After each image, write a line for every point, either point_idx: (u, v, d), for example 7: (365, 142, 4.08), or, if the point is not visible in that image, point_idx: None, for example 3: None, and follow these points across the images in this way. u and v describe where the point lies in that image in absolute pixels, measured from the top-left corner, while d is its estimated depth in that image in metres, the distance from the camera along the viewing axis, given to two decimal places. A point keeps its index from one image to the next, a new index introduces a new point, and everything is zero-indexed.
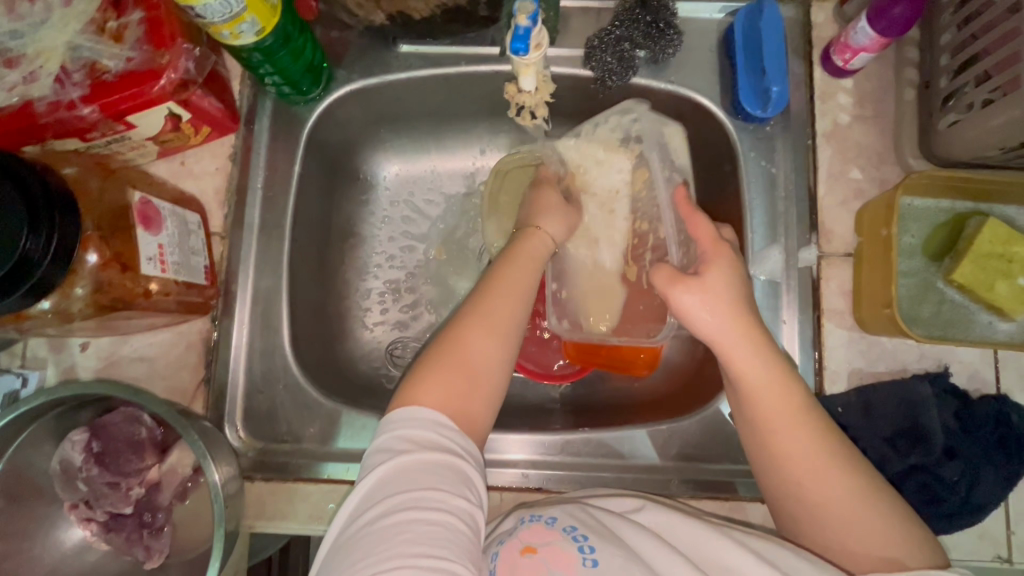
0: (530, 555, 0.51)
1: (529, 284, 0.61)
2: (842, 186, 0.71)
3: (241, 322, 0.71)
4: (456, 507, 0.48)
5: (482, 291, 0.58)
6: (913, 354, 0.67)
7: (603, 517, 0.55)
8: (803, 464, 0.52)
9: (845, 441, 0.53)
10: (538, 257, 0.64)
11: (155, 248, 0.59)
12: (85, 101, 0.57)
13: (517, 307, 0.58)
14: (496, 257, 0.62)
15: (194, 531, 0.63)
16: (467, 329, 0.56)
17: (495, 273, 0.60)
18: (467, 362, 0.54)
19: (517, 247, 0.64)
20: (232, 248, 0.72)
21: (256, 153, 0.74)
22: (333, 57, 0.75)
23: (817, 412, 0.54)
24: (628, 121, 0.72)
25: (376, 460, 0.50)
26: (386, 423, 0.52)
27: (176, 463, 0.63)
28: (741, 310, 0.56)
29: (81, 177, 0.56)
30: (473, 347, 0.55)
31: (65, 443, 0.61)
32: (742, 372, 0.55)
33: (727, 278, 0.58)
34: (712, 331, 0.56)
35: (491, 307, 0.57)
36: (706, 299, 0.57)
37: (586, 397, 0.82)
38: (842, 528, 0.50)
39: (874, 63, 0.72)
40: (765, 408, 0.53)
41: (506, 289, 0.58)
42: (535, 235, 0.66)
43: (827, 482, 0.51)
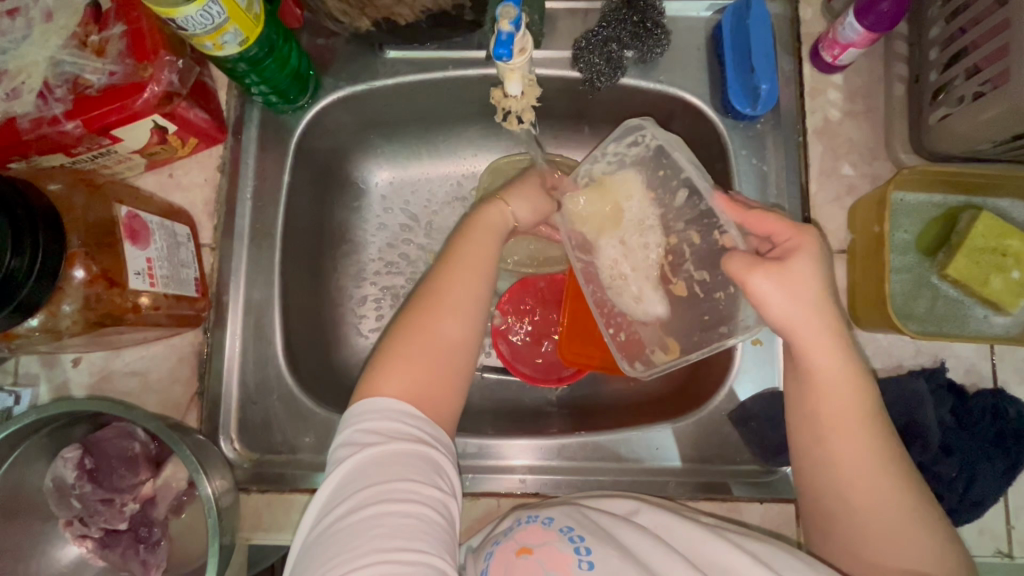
0: (525, 556, 0.51)
1: (489, 276, 0.60)
2: (834, 183, 0.70)
3: (234, 333, 0.71)
4: (428, 496, 0.49)
5: (436, 285, 0.58)
6: (908, 349, 0.67)
7: (601, 519, 0.55)
8: (850, 456, 0.52)
9: (892, 437, 0.53)
10: (497, 244, 0.62)
11: (143, 262, 0.58)
12: (68, 117, 0.56)
13: (477, 292, 0.58)
14: (456, 246, 0.61)
15: (189, 545, 0.63)
16: (430, 326, 0.55)
17: (454, 264, 0.59)
18: (426, 356, 0.54)
19: (479, 231, 0.62)
20: (223, 259, 0.72)
21: (244, 164, 0.73)
22: (320, 64, 0.74)
23: (876, 408, 0.53)
24: (626, 146, 0.64)
25: (341, 456, 0.51)
26: (348, 420, 0.53)
27: (170, 477, 0.63)
28: (823, 303, 0.53)
29: (66, 193, 0.55)
30: (435, 339, 0.55)
31: (57, 461, 0.61)
32: (813, 354, 0.53)
33: (812, 269, 0.54)
34: (788, 315, 0.53)
35: (451, 301, 0.57)
36: (788, 287, 0.53)
37: (582, 399, 0.81)
38: (877, 525, 0.50)
39: (863, 57, 0.72)
40: (824, 390, 0.53)
41: (466, 282, 0.58)
42: (498, 219, 0.64)
43: (866, 473, 0.51)
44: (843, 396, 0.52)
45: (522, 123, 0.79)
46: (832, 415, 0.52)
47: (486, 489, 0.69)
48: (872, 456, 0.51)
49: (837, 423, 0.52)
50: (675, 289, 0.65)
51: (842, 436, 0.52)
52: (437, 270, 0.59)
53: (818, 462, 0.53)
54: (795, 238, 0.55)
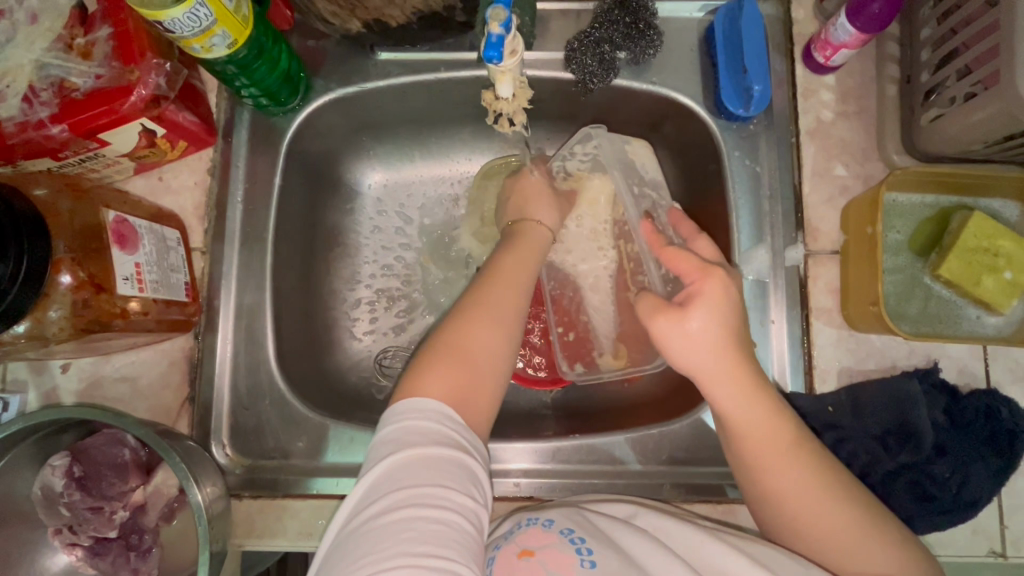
0: (527, 558, 0.51)
1: (530, 290, 0.61)
2: (827, 183, 0.70)
3: (225, 338, 0.70)
4: (461, 504, 0.48)
5: (481, 293, 0.58)
6: (901, 350, 0.67)
7: (600, 521, 0.55)
8: (792, 491, 0.51)
9: (822, 456, 0.53)
10: (539, 257, 0.65)
11: (131, 267, 0.58)
12: (54, 121, 0.56)
13: (520, 304, 0.59)
14: (500, 258, 0.63)
15: (180, 553, 0.62)
16: (469, 335, 0.55)
17: (500, 275, 0.60)
18: (470, 363, 0.54)
19: (523, 250, 0.64)
20: (214, 263, 0.71)
21: (235, 167, 0.73)
22: (310, 66, 0.74)
23: (800, 432, 0.53)
24: (590, 148, 0.73)
25: (379, 455, 0.50)
26: (389, 417, 0.52)
27: (161, 484, 0.63)
28: (729, 343, 0.54)
29: (52, 198, 0.55)
30: (475, 349, 0.55)
31: (46, 469, 0.60)
32: (721, 397, 0.54)
33: (717, 305, 0.54)
34: (693, 362, 0.54)
35: (497, 311, 0.57)
36: (699, 322, 0.54)
37: (576, 401, 0.81)
38: (828, 550, 0.51)
39: (856, 58, 0.72)
40: (746, 429, 0.53)
41: (508, 293, 0.58)
42: (535, 233, 0.67)
43: (808, 508, 0.51)
44: (767, 427, 0.53)
45: (513, 124, 0.78)
46: (761, 450, 0.53)
47: None
48: (807, 483, 0.51)
49: (766, 457, 0.52)
50: (632, 296, 0.74)
51: (778, 475, 0.52)
52: (483, 279, 0.60)
53: (758, 496, 0.54)
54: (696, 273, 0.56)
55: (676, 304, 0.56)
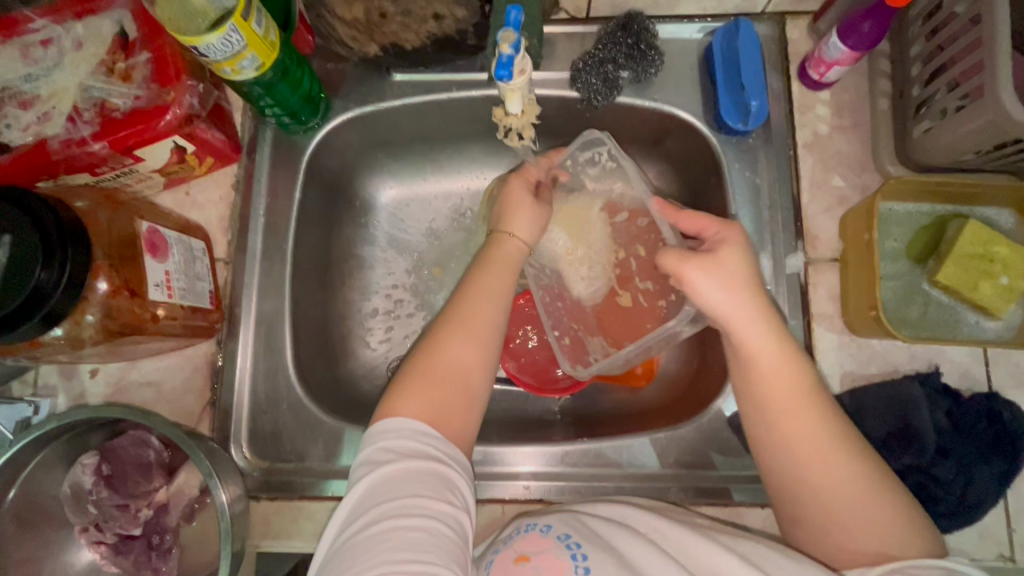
0: (522, 563, 0.53)
1: (506, 305, 0.61)
2: (825, 194, 0.73)
3: (245, 344, 0.73)
4: (440, 512, 0.50)
5: (455, 315, 0.59)
6: (903, 355, 0.68)
7: (597, 525, 0.56)
8: (798, 439, 0.52)
9: (839, 413, 0.54)
10: (514, 272, 0.64)
11: (161, 274, 0.61)
12: (95, 138, 0.59)
13: (496, 317, 0.60)
14: (474, 276, 0.62)
15: (201, 551, 0.64)
16: (443, 355, 0.57)
17: (478, 289, 0.61)
18: (448, 384, 0.56)
19: (497, 264, 0.64)
20: (236, 273, 0.74)
21: (257, 181, 0.77)
22: (329, 88, 0.78)
23: (816, 382, 0.54)
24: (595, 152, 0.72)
25: (359, 474, 0.52)
26: (368, 439, 0.54)
27: (182, 484, 0.65)
28: (756, 290, 0.56)
29: (91, 209, 0.58)
30: (451, 367, 0.56)
31: (75, 468, 0.63)
32: (747, 341, 0.55)
33: (739, 257, 0.57)
34: (721, 307, 0.56)
35: (471, 329, 0.58)
36: (724, 273, 0.56)
37: (586, 408, 0.83)
38: (829, 498, 0.51)
39: (849, 75, 0.75)
40: (769, 376, 0.54)
41: (484, 308, 0.60)
42: (514, 246, 0.66)
43: (815, 456, 0.51)
44: (784, 370, 0.54)
45: (523, 139, 0.81)
46: (779, 396, 0.53)
47: (491, 495, 0.70)
48: (815, 433, 0.52)
49: (783, 402, 0.53)
50: (622, 300, 0.74)
51: (787, 419, 0.53)
52: (460, 294, 0.61)
53: (770, 446, 0.54)
54: (724, 230, 0.59)
55: (704, 251, 0.58)
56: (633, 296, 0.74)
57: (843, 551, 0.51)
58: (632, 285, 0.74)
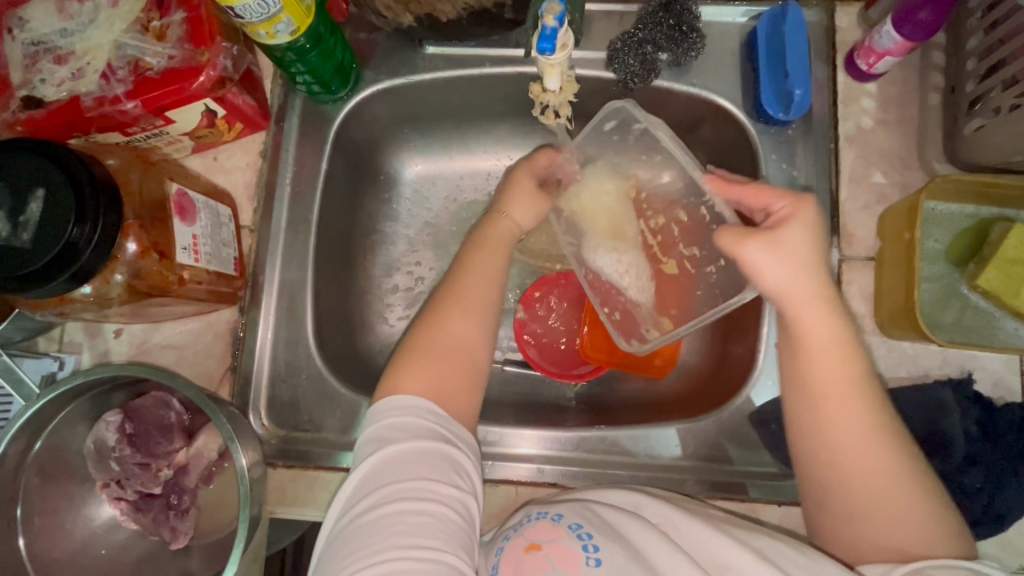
0: (534, 553, 0.53)
1: (503, 285, 0.63)
2: (864, 190, 0.71)
3: (267, 313, 0.73)
4: (446, 495, 0.50)
5: (455, 291, 0.60)
6: (934, 359, 0.67)
7: (610, 516, 0.55)
8: (839, 419, 0.52)
9: (886, 401, 0.53)
10: (507, 253, 0.66)
11: (189, 238, 0.61)
12: (128, 97, 0.59)
13: (492, 298, 0.61)
14: (471, 255, 0.64)
15: (218, 512, 0.65)
16: (441, 331, 0.58)
17: (473, 267, 0.62)
18: (446, 361, 0.56)
19: (493, 244, 0.65)
20: (261, 241, 0.74)
21: (285, 150, 0.76)
22: (360, 58, 0.77)
23: (867, 367, 0.54)
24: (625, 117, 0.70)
25: (364, 453, 0.52)
26: (373, 416, 0.54)
27: (202, 448, 0.66)
28: (816, 268, 0.55)
29: (122, 168, 0.58)
30: (449, 342, 0.57)
31: (98, 424, 0.64)
32: (802, 317, 0.54)
33: (803, 236, 0.56)
34: (780, 284, 0.55)
35: (470, 306, 0.60)
36: (783, 252, 0.55)
37: (602, 396, 0.82)
38: (862, 486, 0.50)
39: (898, 67, 0.72)
40: (817, 351, 0.54)
41: (484, 287, 0.61)
42: (505, 223, 0.67)
43: (854, 438, 0.51)
44: (836, 348, 0.53)
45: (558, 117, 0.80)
46: (824, 370, 0.53)
47: (503, 477, 0.70)
48: (862, 413, 0.51)
49: (833, 375, 0.53)
50: (665, 267, 0.72)
51: (831, 399, 0.52)
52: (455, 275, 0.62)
53: (807, 425, 0.53)
54: (792, 205, 0.57)
55: (764, 229, 0.57)
56: (678, 263, 0.72)
57: (863, 545, 0.50)
58: (675, 251, 0.72)
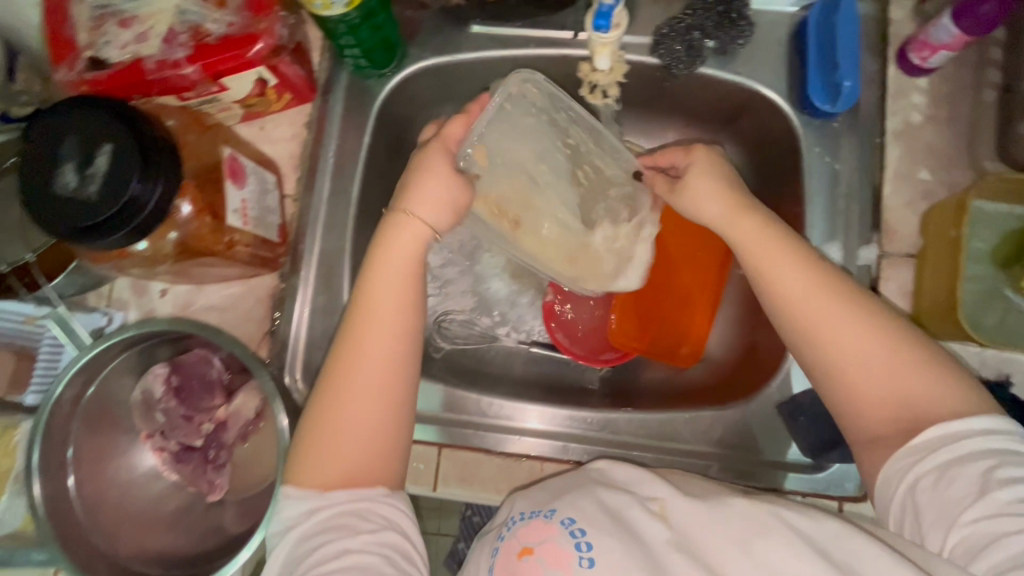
0: (527, 557, 0.52)
1: (412, 302, 0.58)
2: (908, 187, 0.70)
3: (306, 282, 0.75)
4: (364, 542, 0.50)
5: (354, 335, 0.56)
6: (972, 360, 0.66)
7: (611, 500, 0.54)
8: (793, 291, 0.55)
9: (831, 265, 0.57)
10: (415, 263, 0.59)
11: (239, 201, 0.63)
12: (188, 61, 0.61)
13: (396, 322, 0.57)
14: (363, 290, 0.57)
15: (254, 468, 0.68)
16: (350, 376, 0.55)
17: (371, 297, 0.57)
18: (367, 399, 0.55)
19: (391, 259, 0.58)
20: (303, 211, 0.76)
21: (329, 123, 0.77)
22: (406, 34, 0.78)
23: (803, 246, 0.58)
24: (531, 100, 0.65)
25: (275, 550, 0.52)
26: (275, 517, 0.55)
27: (241, 406, 0.68)
28: (730, 185, 0.63)
29: (180, 130, 0.60)
30: (360, 381, 0.55)
31: (147, 376, 0.67)
32: (737, 232, 0.61)
33: (715, 161, 0.64)
34: (707, 211, 0.63)
35: (376, 344, 0.56)
36: (706, 181, 0.63)
37: (627, 381, 0.83)
38: (836, 348, 0.53)
39: (952, 63, 0.70)
40: (758, 249, 0.58)
41: (380, 318, 0.56)
42: (412, 234, 0.59)
43: (811, 304, 0.54)
44: (790, 261, 0.57)
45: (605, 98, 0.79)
46: (768, 258, 0.58)
47: (528, 452, 0.70)
48: (809, 289, 0.55)
49: (772, 268, 0.57)
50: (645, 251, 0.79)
51: (779, 279, 0.56)
52: (352, 315, 0.57)
53: (773, 308, 0.57)
54: (690, 155, 0.65)
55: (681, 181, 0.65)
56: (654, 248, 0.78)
57: (868, 408, 0.52)
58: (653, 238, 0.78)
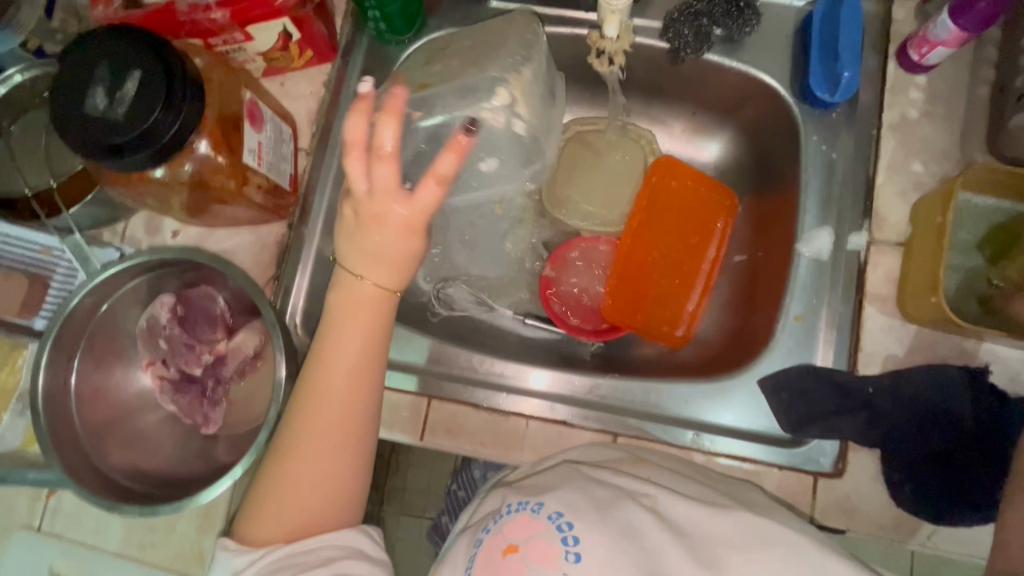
0: (511, 555, 0.53)
1: (370, 374, 0.59)
2: (901, 178, 0.72)
3: (313, 233, 0.78)
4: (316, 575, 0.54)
5: (310, 407, 0.58)
6: (954, 348, 0.68)
7: (603, 493, 0.56)
8: None
9: None
10: (376, 336, 0.58)
11: (255, 143, 0.66)
12: (219, 6, 0.64)
13: (352, 397, 0.58)
14: (319, 363, 0.58)
15: (249, 404, 0.70)
16: (305, 450, 0.57)
17: (328, 371, 0.57)
18: (323, 471, 0.58)
19: (350, 327, 0.57)
20: (316, 165, 0.79)
21: (347, 85, 0.81)
22: (428, 5, 0.81)
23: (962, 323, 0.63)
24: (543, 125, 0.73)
25: None
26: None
27: (241, 342, 0.70)
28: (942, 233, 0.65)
29: (207, 68, 0.63)
30: (315, 457, 0.57)
31: (154, 303, 0.69)
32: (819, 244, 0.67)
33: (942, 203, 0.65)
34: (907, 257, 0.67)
35: (329, 420, 0.57)
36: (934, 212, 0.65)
37: (617, 357, 0.85)
38: None
39: (950, 62, 0.73)
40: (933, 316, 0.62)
41: (337, 395, 0.57)
42: (367, 302, 0.57)
43: None
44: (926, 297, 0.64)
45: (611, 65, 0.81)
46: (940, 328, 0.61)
47: (516, 409, 0.72)
48: None
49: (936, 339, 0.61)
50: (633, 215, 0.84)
51: None
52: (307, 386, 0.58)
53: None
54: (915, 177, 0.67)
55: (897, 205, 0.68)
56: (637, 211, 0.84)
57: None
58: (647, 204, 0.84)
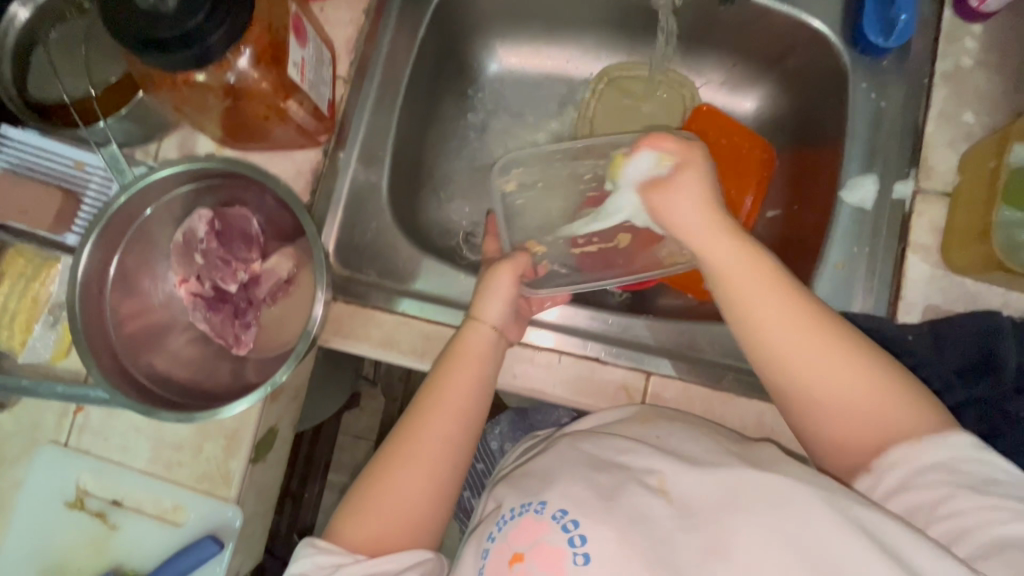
0: (518, 565, 0.47)
1: (475, 409, 0.61)
2: (952, 127, 0.70)
3: (349, 162, 0.78)
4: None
5: (409, 439, 0.59)
6: (995, 298, 0.67)
7: (603, 480, 0.50)
8: (818, 359, 0.51)
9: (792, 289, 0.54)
10: (484, 368, 0.63)
11: (299, 57, 0.64)
12: None
13: (450, 429, 0.59)
14: (425, 401, 0.60)
15: (280, 326, 0.69)
16: (397, 480, 0.57)
17: (436, 403, 0.60)
18: (412, 505, 0.56)
19: (463, 366, 0.62)
20: (353, 94, 0.77)
21: (388, 15, 0.79)
22: None
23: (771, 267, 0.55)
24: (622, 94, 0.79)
25: None
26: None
27: (276, 265, 0.70)
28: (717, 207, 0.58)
29: None
30: (405, 489, 0.57)
31: (190, 219, 0.69)
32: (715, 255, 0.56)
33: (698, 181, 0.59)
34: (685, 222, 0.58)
35: (427, 455, 0.58)
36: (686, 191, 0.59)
37: (647, 306, 0.84)
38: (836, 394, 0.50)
39: (1006, 12, 0.71)
40: (745, 299, 0.54)
41: (438, 426, 0.59)
42: (480, 339, 0.63)
43: (821, 360, 0.50)
44: (746, 275, 0.54)
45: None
46: (748, 300, 0.53)
47: (549, 344, 0.71)
48: (792, 321, 0.52)
49: (761, 310, 0.53)
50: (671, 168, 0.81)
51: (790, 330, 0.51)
52: (412, 420, 0.60)
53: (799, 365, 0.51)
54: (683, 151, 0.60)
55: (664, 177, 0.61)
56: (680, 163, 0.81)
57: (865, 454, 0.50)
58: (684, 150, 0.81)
